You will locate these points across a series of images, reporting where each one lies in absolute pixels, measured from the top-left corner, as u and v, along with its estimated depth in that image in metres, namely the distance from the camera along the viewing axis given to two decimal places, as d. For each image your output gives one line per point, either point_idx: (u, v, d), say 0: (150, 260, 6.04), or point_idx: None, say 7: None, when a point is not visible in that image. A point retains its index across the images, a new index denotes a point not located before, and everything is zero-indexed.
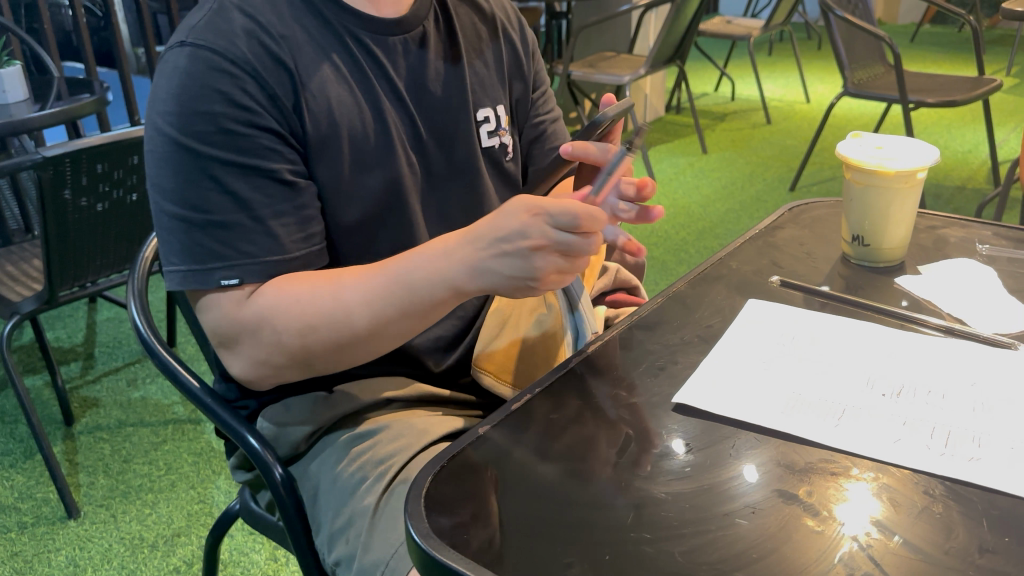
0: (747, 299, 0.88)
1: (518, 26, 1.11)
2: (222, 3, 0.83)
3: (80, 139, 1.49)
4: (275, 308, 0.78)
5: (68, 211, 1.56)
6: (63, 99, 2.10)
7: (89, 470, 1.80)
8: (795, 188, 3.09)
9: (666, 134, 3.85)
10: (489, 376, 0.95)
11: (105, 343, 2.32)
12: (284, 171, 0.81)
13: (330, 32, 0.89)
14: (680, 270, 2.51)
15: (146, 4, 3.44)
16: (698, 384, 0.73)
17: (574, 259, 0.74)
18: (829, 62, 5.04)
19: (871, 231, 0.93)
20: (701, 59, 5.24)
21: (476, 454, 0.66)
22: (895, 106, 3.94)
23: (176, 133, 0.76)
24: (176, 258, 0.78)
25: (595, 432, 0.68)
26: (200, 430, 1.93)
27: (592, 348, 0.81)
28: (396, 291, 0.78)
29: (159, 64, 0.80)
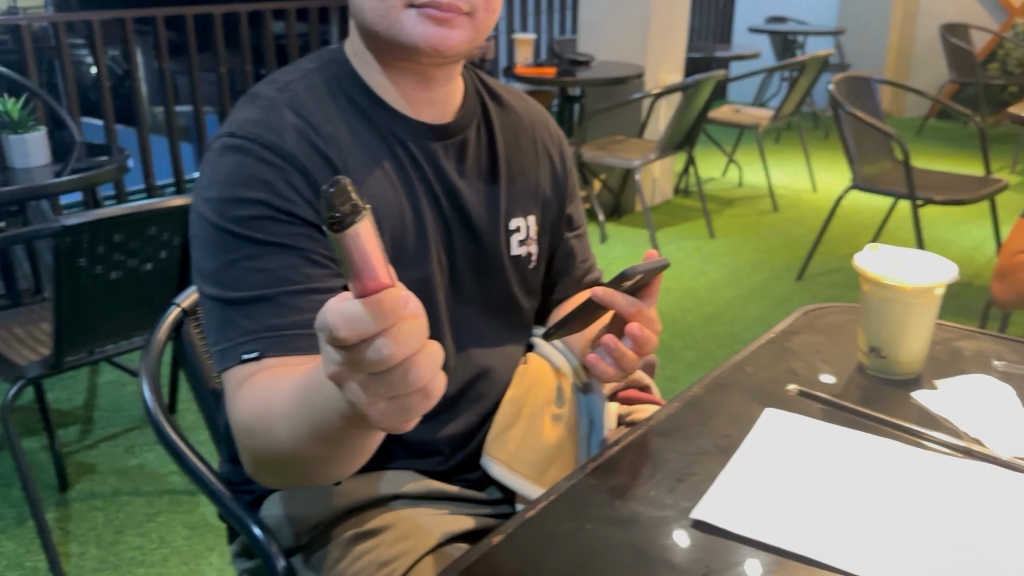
0: (765, 407, 0.87)
1: (558, 155, 1.11)
2: (274, 101, 0.88)
3: (97, 210, 1.51)
4: (232, 404, 0.75)
5: (82, 277, 1.57)
6: (83, 163, 2.15)
7: (81, 540, 1.77)
8: (802, 277, 3.11)
9: (675, 218, 3.89)
10: (503, 465, 0.94)
11: (105, 407, 2.30)
12: (323, 259, 0.82)
13: (378, 137, 0.92)
14: (688, 356, 2.50)
15: (167, 69, 3.53)
16: (718, 501, 0.72)
17: (388, 376, 0.56)
18: (836, 152, 5.13)
19: (887, 343, 0.94)
20: (709, 144, 5.33)
21: (487, 566, 0.65)
22: (901, 201, 3.98)
23: (217, 218, 0.79)
24: (211, 337, 0.78)
25: (612, 546, 0.67)
26: (197, 502, 1.90)
27: (609, 453, 0.80)
28: (305, 397, 0.68)
29: (209, 157, 0.84)
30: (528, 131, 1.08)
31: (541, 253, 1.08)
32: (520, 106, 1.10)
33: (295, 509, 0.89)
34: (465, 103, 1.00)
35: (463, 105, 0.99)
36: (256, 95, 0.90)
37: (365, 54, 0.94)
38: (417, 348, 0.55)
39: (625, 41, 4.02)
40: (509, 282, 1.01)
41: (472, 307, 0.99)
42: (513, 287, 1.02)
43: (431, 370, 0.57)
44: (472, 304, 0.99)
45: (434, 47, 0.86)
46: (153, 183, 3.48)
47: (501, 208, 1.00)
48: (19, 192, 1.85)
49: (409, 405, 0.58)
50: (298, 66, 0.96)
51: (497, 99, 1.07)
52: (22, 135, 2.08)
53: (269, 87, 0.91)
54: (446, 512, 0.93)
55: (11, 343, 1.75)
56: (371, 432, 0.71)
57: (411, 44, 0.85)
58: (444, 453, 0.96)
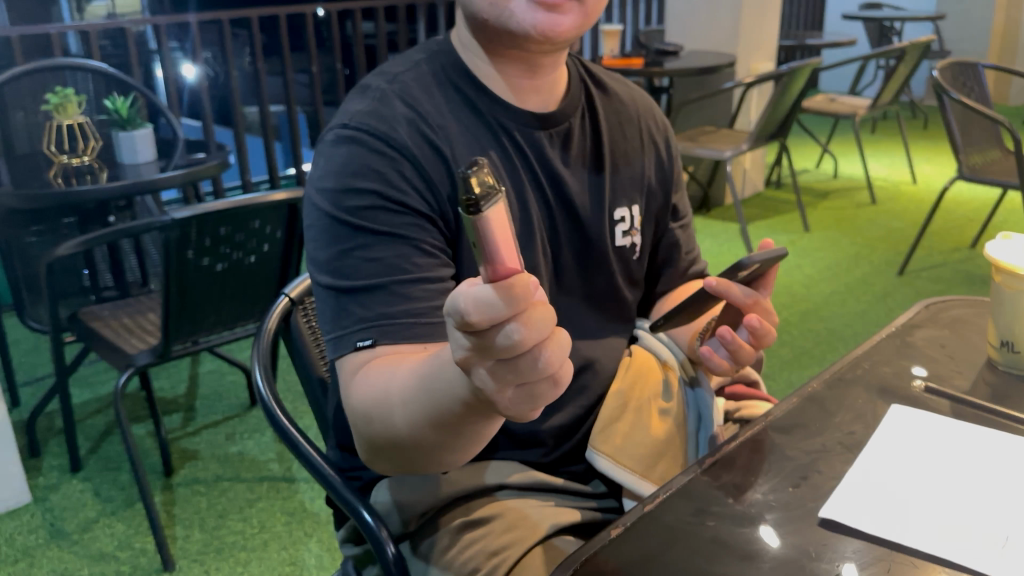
0: (888, 404, 0.84)
1: (662, 144, 1.08)
2: (384, 92, 0.88)
3: (204, 203, 1.55)
4: (348, 392, 0.75)
5: (189, 269, 1.62)
6: (187, 159, 2.22)
7: (185, 523, 1.83)
8: (903, 271, 3.00)
9: (767, 211, 3.79)
10: (608, 458, 0.92)
11: (207, 395, 2.38)
12: (433, 248, 0.82)
13: (484, 126, 0.92)
14: (784, 352, 2.44)
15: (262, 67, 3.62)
16: (845, 500, 0.69)
17: (517, 362, 0.55)
18: (936, 142, 4.93)
19: (1021, 338, 0.88)
20: (801, 135, 5.19)
21: (607, 560, 0.64)
22: (1010, 193, 3.80)
23: (331, 208, 0.80)
24: (326, 326, 0.78)
25: (736, 544, 0.65)
26: (294, 489, 1.95)
27: (725, 448, 0.78)
28: (427, 384, 0.68)
29: (321, 148, 0.85)
30: (633, 119, 1.05)
31: (645, 243, 1.06)
32: (625, 94, 1.08)
33: (404, 497, 0.89)
34: (570, 91, 0.98)
35: (568, 94, 0.98)
36: (366, 87, 0.91)
37: (472, 43, 0.93)
38: (547, 335, 0.55)
39: (715, 31, 3.95)
40: (614, 273, 1.00)
41: (576, 298, 0.98)
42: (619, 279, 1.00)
43: (560, 356, 0.56)
44: (577, 296, 0.98)
45: (543, 34, 0.85)
46: (249, 179, 3.59)
47: (606, 198, 0.99)
48: (129, 187, 1.92)
49: (537, 394, 0.57)
50: (404, 57, 0.96)
51: (601, 87, 1.06)
52: (130, 132, 2.16)
53: (378, 78, 0.91)
54: (552, 504, 0.92)
55: (122, 332, 1.81)
56: (487, 422, 0.71)
57: (521, 31, 0.85)
58: (550, 445, 0.95)
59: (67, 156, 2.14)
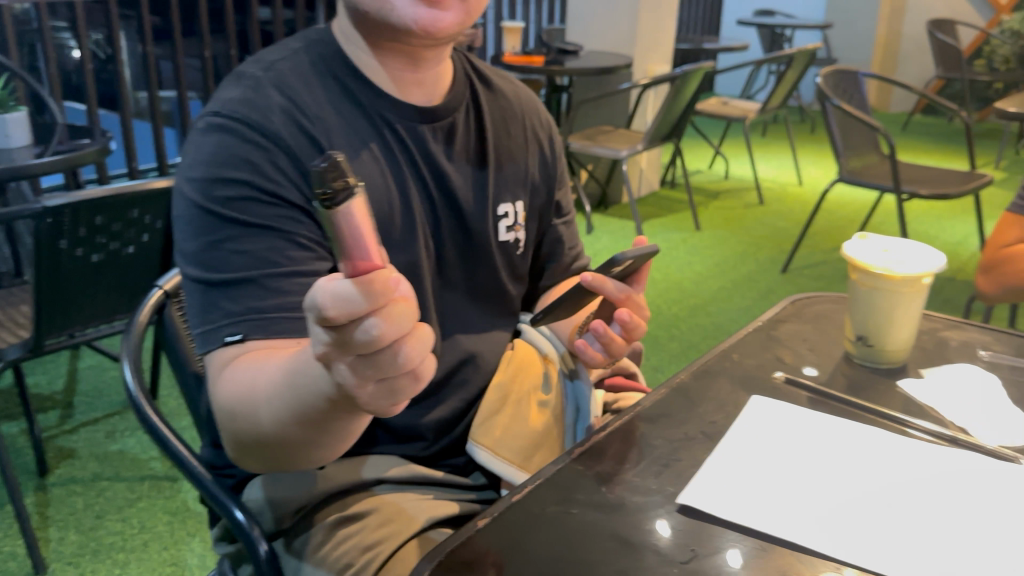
0: (752, 395, 0.87)
1: (547, 141, 1.10)
2: (260, 81, 0.87)
3: (79, 191, 1.49)
4: (215, 388, 0.74)
5: (63, 259, 1.55)
6: (65, 144, 2.12)
7: (59, 525, 1.75)
8: (787, 269, 3.13)
9: (661, 209, 3.89)
10: (487, 451, 0.93)
11: (85, 392, 2.28)
12: (309, 242, 0.81)
13: (364, 118, 0.91)
14: (673, 347, 2.50)
15: (151, 52, 3.49)
16: (706, 487, 0.72)
17: (377, 357, 0.55)
18: (822, 146, 5.15)
19: (874, 333, 0.94)
20: (696, 136, 5.33)
21: (473, 550, 0.64)
22: (887, 196, 4.00)
23: (200, 199, 0.78)
24: (194, 320, 0.76)
25: (600, 531, 0.66)
26: (178, 488, 1.89)
27: (596, 438, 0.79)
28: (292, 380, 0.67)
29: (192, 137, 0.83)
30: (517, 116, 1.06)
31: (529, 238, 1.07)
32: (509, 90, 1.09)
33: (279, 493, 0.88)
34: (454, 86, 0.99)
35: (451, 88, 0.98)
36: (242, 74, 0.89)
37: (354, 35, 0.92)
38: (407, 330, 0.55)
39: (613, 32, 4.02)
40: (496, 267, 1.00)
41: (457, 292, 0.98)
42: (501, 273, 1.01)
43: (421, 352, 0.56)
44: (458, 289, 0.98)
45: (426, 29, 0.85)
46: (136, 167, 3.46)
47: (489, 193, 0.99)
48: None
49: (397, 387, 0.57)
50: (284, 46, 0.94)
51: (485, 83, 1.06)
52: (2, 114, 2.05)
53: (254, 66, 0.90)
54: (430, 497, 0.93)
55: None
56: (357, 417, 0.71)
57: (401, 24, 0.84)
58: (429, 439, 0.95)
59: None
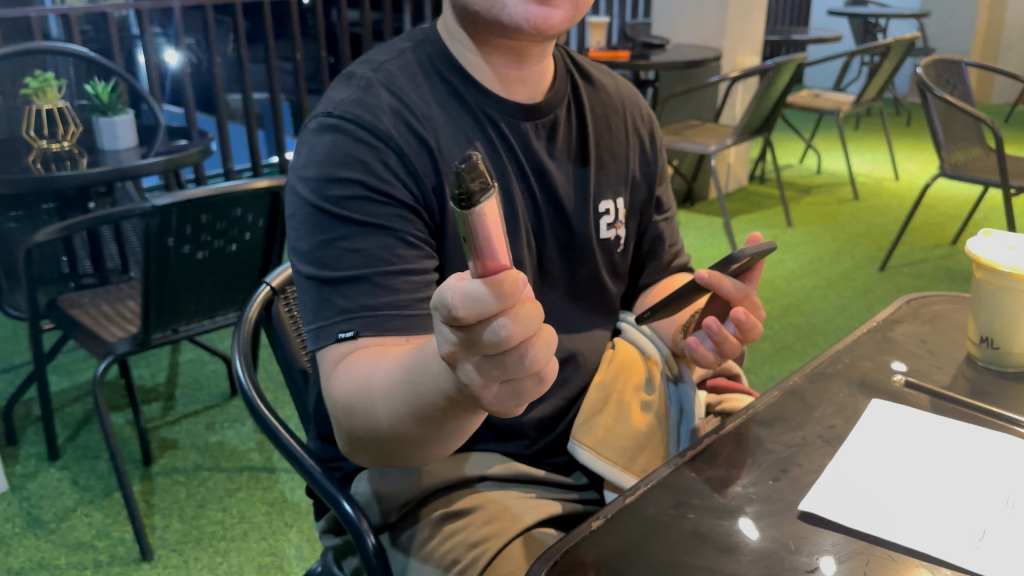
0: (869, 399, 0.84)
1: (649, 137, 1.08)
2: (369, 81, 0.88)
3: (186, 190, 1.54)
4: (329, 384, 0.75)
5: (170, 257, 1.60)
6: (169, 146, 2.20)
7: (164, 513, 1.82)
8: (884, 267, 3.02)
9: (750, 205, 3.81)
10: (590, 450, 0.92)
11: (186, 384, 2.36)
12: (416, 241, 0.81)
13: (469, 116, 0.91)
14: (766, 347, 2.45)
15: (245, 55, 3.59)
16: (827, 493, 0.69)
17: (504, 358, 0.55)
18: (919, 139, 4.96)
19: (1000, 334, 0.89)
20: (785, 130, 5.21)
21: (589, 551, 0.64)
22: (991, 190, 3.83)
23: (314, 197, 0.79)
24: (307, 317, 0.78)
25: (719, 536, 0.65)
26: (275, 479, 1.94)
27: (708, 441, 0.78)
28: (409, 377, 0.68)
29: (304, 137, 0.84)
30: (618, 112, 1.05)
31: (630, 236, 1.06)
32: (610, 85, 1.07)
33: (384, 487, 0.88)
34: (557, 82, 0.98)
35: (554, 85, 0.98)
36: (351, 75, 0.90)
37: (460, 34, 0.92)
38: (535, 331, 0.55)
39: (701, 25, 3.95)
40: (598, 265, 0.99)
41: (559, 290, 0.97)
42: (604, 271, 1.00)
43: (546, 354, 0.56)
44: (561, 288, 0.97)
45: (535, 26, 0.84)
46: (231, 167, 3.56)
47: (592, 190, 0.98)
48: (109, 173, 1.90)
49: (523, 389, 0.57)
50: (392, 46, 0.95)
51: (587, 78, 1.05)
52: (111, 118, 2.14)
53: (363, 67, 0.91)
54: (533, 496, 0.92)
55: (101, 320, 1.79)
56: (470, 417, 0.71)
57: (510, 23, 0.84)
58: (532, 437, 0.95)
59: (48, 140, 2.12)
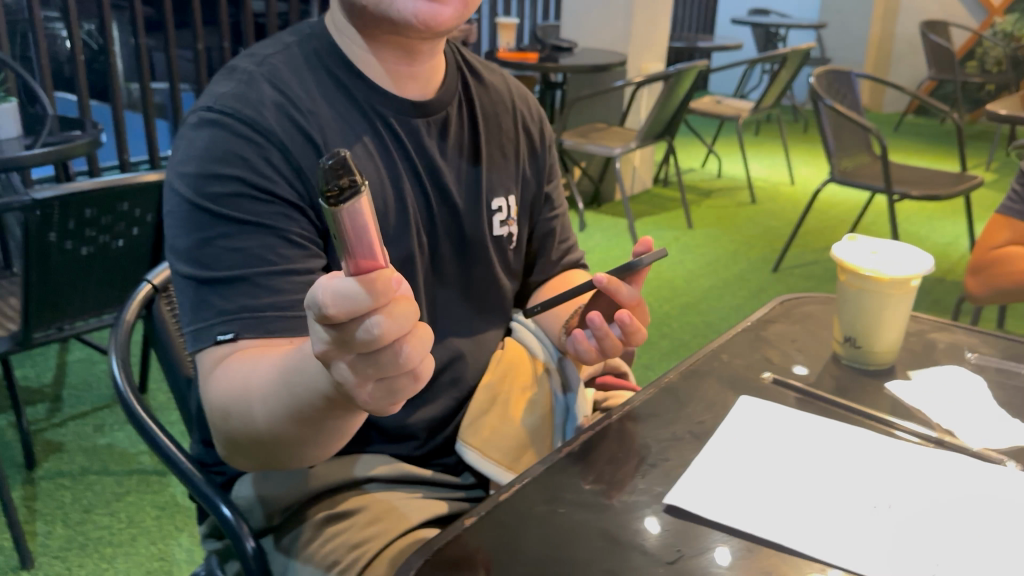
0: (739, 395, 0.88)
1: (539, 136, 1.10)
2: (253, 75, 0.86)
3: (69, 183, 1.49)
4: (207, 388, 0.73)
5: (52, 252, 1.54)
6: (55, 136, 2.11)
7: (47, 518, 1.75)
8: (778, 269, 3.13)
9: (654, 207, 3.89)
10: (476, 451, 0.93)
11: (74, 385, 2.27)
12: (302, 240, 0.81)
13: (358, 112, 0.91)
14: (664, 345, 2.51)
15: (143, 44, 3.48)
16: (693, 488, 0.72)
17: (377, 356, 0.56)
18: (814, 146, 5.16)
19: (862, 334, 0.94)
20: (689, 135, 5.35)
21: (459, 547, 0.65)
22: (878, 196, 4.02)
23: (191, 194, 0.77)
24: (184, 317, 0.76)
25: (587, 529, 0.67)
26: (166, 483, 1.89)
27: (584, 438, 0.80)
28: (289, 376, 0.67)
29: (183, 131, 0.82)
30: (508, 110, 1.06)
31: (524, 233, 1.07)
32: (500, 83, 1.08)
33: (268, 490, 0.88)
34: (447, 80, 0.98)
35: (445, 83, 0.98)
36: (233, 69, 0.88)
37: (347, 28, 0.92)
38: (410, 328, 0.55)
39: (608, 29, 4.02)
40: (491, 263, 1.00)
41: (454, 289, 0.98)
42: (496, 269, 1.01)
43: (421, 352, 0.57)
44: (451, 286, 0.98)
45: (425, 22, 0.84)
46: (127, 160, 3.44)
47: (485, 188, 0.99)
48: None
49: (398, 386, 0.58)
50: (275, 40, 0.94)
51: (477, 76, 1.06)
52: None
53: (247, 60, 0.89)
54: (419, 497, 0.93)
55: None
56: (352, 416, 0.71)
57: (399, 19, 0.84)
58: (421, 439, 0.95)
59: None
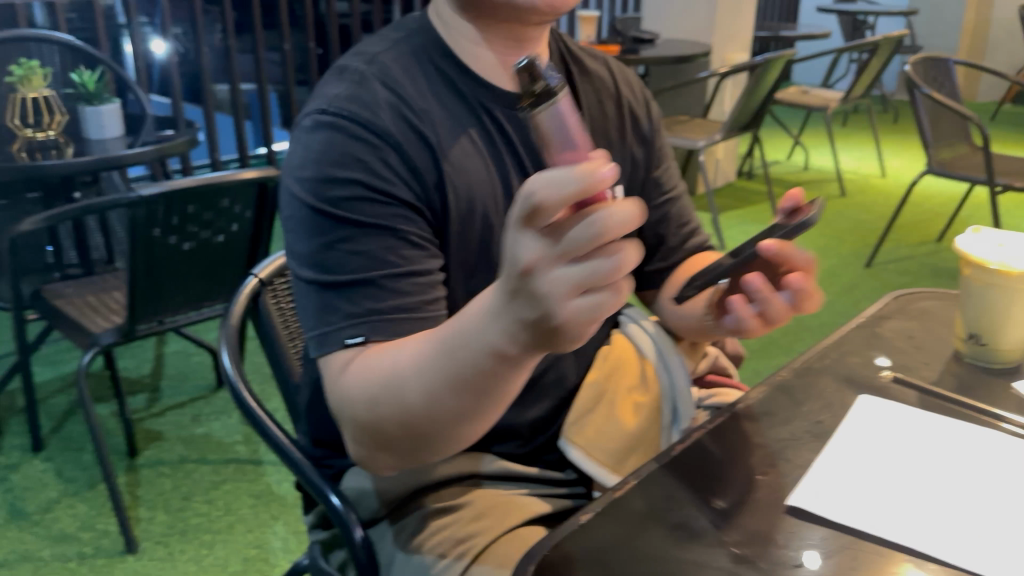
0: (858, 394, 0.85)
1: (646, 121, 1.08)
2: (363, 75, 0.87)
3: (174, 180, 1.53)
4: (344, 384, 0.74)
5: (157, 247, 1.59)
6: (156, 135, 2.19)
7: (149, 505, 1.81)
8: (870, 264, 3.04)
9: (738, 201, 3.82)
10: (579, 449, 0.92)
11: (172, 376, 2.35)
12: (419, 240, 0.81)
13: (465, 108, 0.91)
14: (753, 342, 2.46)
15: (233, 45, 3.57)
16: (815, 489, 0.70)
17: (590, 258, 0.57)
18: (906, 137, 4.99)
19: (989, 330, 0.89)
20: (773, 127, 5.23)
21: (577, 546, 0.64)
22: (976, 188, 3.86)
23: (312, 199, 0.78)
24: (309, 322, 0.77)
25: (706, 530, 0.65)
26: (261, 472, 1.93)
27: (695, 437, 0.78)
28: (442, 353, 0.68)
29: (298, 136, 0.83)
30: (613, 97, 1.04)
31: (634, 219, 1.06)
32: (604, 67, 1.07)
33: (378, 484, 0.88)
34: None
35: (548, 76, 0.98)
36: (342, 68, 0.89)
37: (457, 23, 0.91)
38: (623, 226, 0.56)
39: (690, 20, 3.96)
40: None
41: None
42: None
43: (630, 258, 0.58)
44: None
45: (550, 4, 0.82)
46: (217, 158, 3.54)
47: None
48: (94, 162, 1.88)
49: (605, 294, 0.59)
50: (379, 38, 0.94)
51: (581, 66, 1.04)
52: (97, 106, 2.12)
53: (355, 60, 0.89)
54: (522, 496, 0.92)
55: (86, 310, 1.78)
56: (501, 397, 0.71)
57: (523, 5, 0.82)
58: (523, 437, 0.94)
59: (33, 129, 2.10)
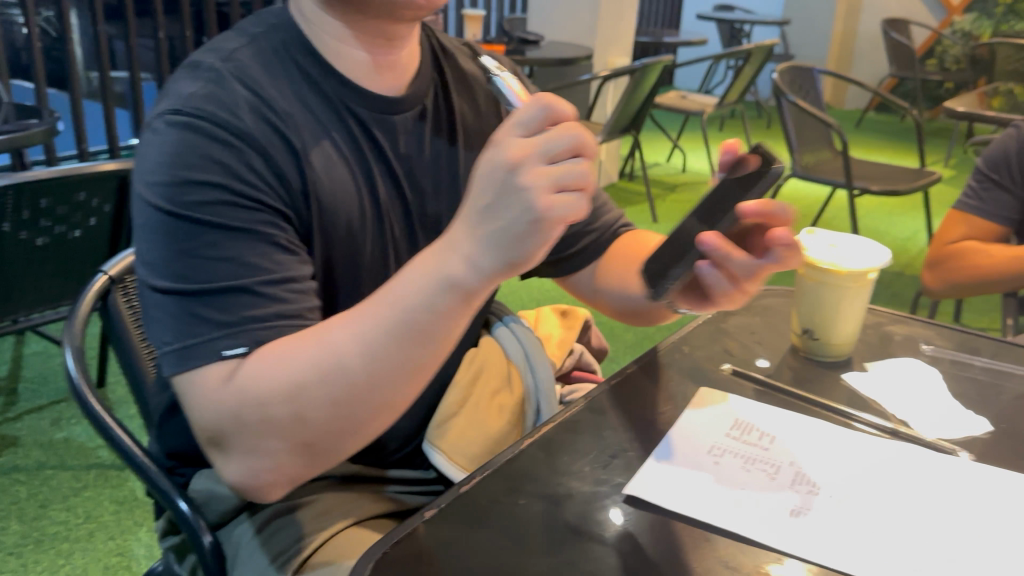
0: (700, 388, 0.89)
1: None
2: (219, 73, 0.82)
3: (24, 171, 1.46)
4: (250, 384, 0.70)
5: (6, 243, 1.51)
6: (10, 124, 2.07)
7: (1, 514, 1.72)
8: None
9: (619, 201, 3.91)
10: (442, 455, 0.92)
11: (30, 378, 2.23)
12: (288, 244, 0.78)
13: (329, 108, 0.88)
14: (628, 339, 2.52)
15: (102, 31, 3.41)
16: (652, 478, 0.72)
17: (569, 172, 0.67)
18: (778, 141, 5.22)
19: (820, 325, 0.95)
20: (655, 130, 5.38)
21: (420, 540, 0.64)
22: (839, 192, 4.07)
23: (166, 203, 0.73)
24: (170, 334, 0.72)
25: (546, 520, 0.67)
26: (125, 477, 1.86)
27: (544, 431, 0.79)
28: (391, 313, 0.70)
29: (148, 136, 0.78)
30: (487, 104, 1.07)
31: None
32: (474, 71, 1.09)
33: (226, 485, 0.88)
34: (421, 74, 0.98)
35: (417, 77, 0.97)
36: (196, 65, 0.84)
37: (321, 17, 0.89)
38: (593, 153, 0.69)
39: (574, 23, 4.02)
40: None
41: None
42: None
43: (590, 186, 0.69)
44: None
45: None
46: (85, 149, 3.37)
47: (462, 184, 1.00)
48: None
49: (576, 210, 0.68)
50: (236, 34, 0.90)
51: (449, 69, 1.05)
52: None
53: (209, 56, 0.85)
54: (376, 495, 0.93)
55: None
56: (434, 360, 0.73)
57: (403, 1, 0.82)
58: (389, 449, 0.96)
59: None
